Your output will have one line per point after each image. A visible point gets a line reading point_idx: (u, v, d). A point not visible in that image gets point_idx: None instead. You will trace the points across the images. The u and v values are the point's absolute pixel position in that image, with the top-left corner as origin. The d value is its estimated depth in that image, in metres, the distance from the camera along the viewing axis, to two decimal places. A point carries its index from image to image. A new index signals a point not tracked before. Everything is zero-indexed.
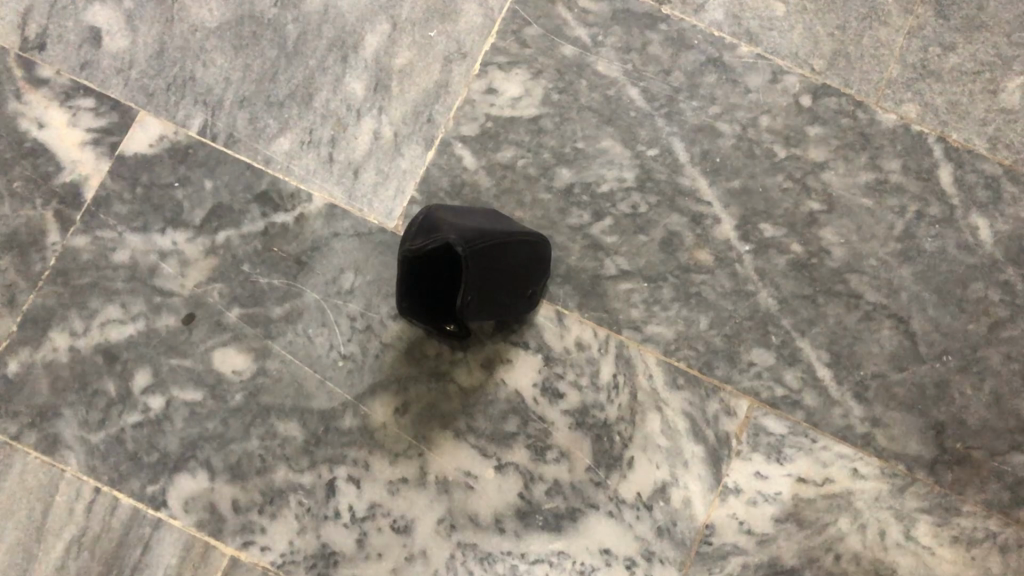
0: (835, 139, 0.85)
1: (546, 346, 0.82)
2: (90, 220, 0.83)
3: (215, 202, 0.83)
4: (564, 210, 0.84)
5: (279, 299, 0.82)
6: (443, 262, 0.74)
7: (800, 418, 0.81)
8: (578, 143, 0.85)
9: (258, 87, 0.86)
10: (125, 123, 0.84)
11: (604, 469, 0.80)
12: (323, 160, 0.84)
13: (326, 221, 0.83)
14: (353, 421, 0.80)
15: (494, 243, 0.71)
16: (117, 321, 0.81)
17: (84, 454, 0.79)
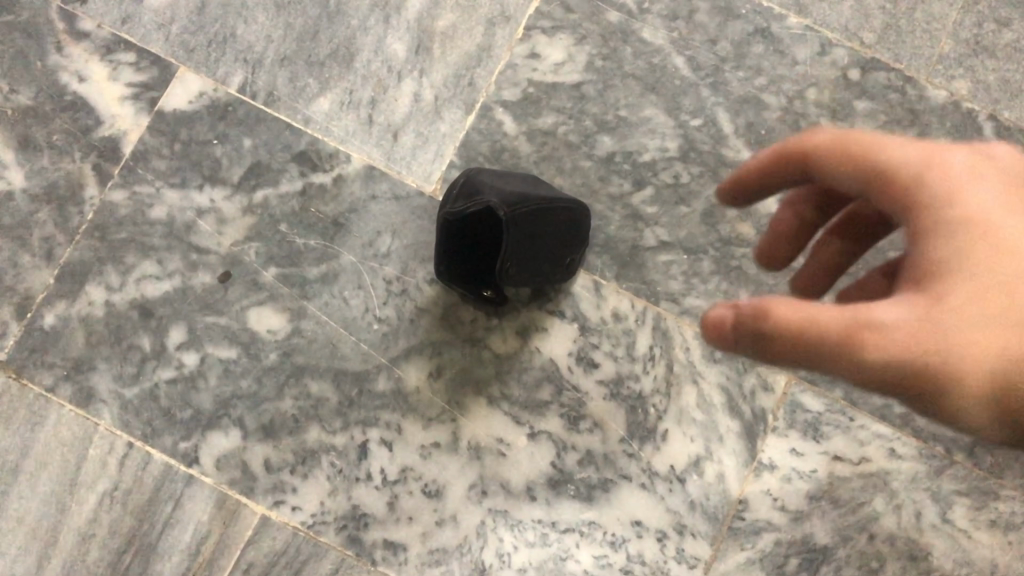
0: (882, 115, 0.83)
1: (582, 316, 0.81)
2: (129, 175, 0.83)
3: (254, 160, 0.83)
4: (605, 178, 0.83)
5: (316, 259, 0.81)
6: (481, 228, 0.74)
7: (839, 395, 0.80)
8: (620, 110, 0.84)
9: (299, 46, 0.85)
10: (166, 79, 0.84)
11: (637, 441, 0.79)
12: (362, 121, 0.84)
13: (363, 182, 0.83)
14: (387, 384, 0.80)
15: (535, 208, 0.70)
16: (153, 277, 0.81)
17: (118, 408, 0.79)
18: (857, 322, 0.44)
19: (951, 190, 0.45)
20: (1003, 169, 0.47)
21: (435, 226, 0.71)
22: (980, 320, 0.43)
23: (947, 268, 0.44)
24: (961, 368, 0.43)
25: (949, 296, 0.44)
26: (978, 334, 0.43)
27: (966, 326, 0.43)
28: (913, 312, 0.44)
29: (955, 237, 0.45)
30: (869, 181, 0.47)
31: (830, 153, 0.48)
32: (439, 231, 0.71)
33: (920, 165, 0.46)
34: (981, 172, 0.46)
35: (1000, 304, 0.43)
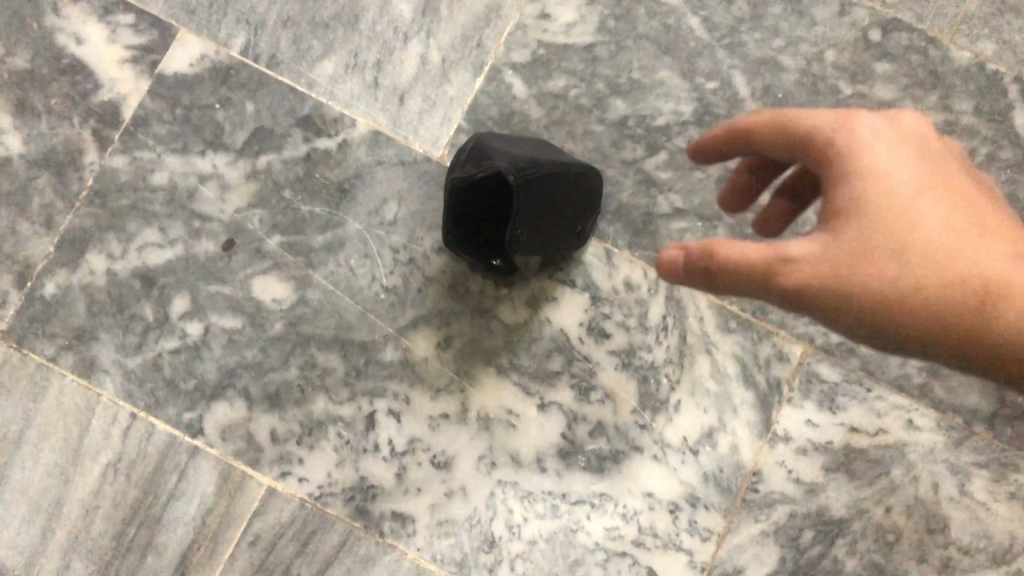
0: (904, 77, 0.81)
1: (593, 285, 0.79)
2: (129, 140, 0.81)
3: (257, 125, 0.81)
4: (618, 143, 0.81)
5: (321, 227, 0.80)
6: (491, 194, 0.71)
7: (856, 365, 0.78)
8: (634, 73, 0.81)
9: (302, 7, 0.82)
10: (166, 42, 0.82)
11: (649, 412, 0.77)
12: (368, 84, 0.82)
13: (369, 148, 0.81)
14: (394, 354, 0.78)
15: (546, 173, 0.68)
16: (154, 245, 0.79)
17: (121, 379, 0.78)
18: (772, 256, 0.55)
19: (856, 149, 0.56)
20: (903, 135, 0.57)
21: (445, 191, 0.69)
22: (862, 250, 0.54)
23: (844, 207, 0.55)
24: (855, 288, 0.54)
25: (845, 231, 0.55)
26: (860, 259, 0.54)
27: (852, 255, 0.54)
28: (818, 245, 0.55)
29: (853, 184, 0.55)
30: (798, 147, 0.58)
31: (762, 129, 0.59)
32: (448, 197, 0.69)
33: (837, 129, 0.56)
34: (883, 134, 0.56)
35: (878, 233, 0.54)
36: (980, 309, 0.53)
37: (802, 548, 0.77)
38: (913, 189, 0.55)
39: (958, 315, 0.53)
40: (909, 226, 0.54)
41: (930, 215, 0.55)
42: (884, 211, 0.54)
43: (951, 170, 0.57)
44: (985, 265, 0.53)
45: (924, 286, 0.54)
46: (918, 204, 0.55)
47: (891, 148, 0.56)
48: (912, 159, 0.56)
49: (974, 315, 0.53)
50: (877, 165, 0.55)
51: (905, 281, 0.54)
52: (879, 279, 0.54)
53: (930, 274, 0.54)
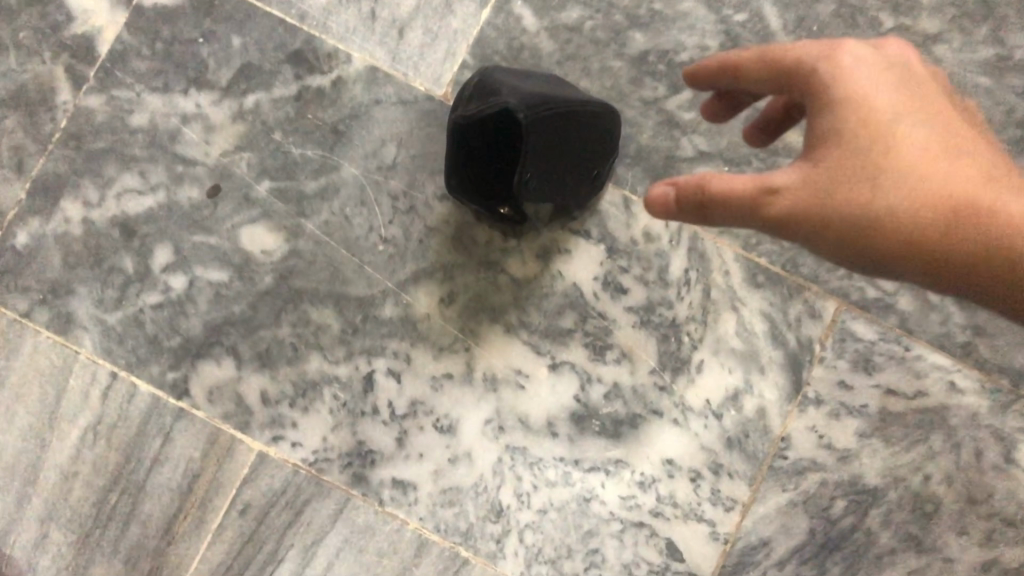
0: (951, 8, 0.74)
1: (609, 235, 0.73)
2: (105, 77, 0.74)
3: (244, 60, 0.74)
4: (637, 81, 0.74)
5: (314, 173, 0.74)
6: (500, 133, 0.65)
7: (894, 323, 0.72)
8: (655, 3, 0.75)
9: None
10: None
11: (670, 373, 0.72)
12: (364, 16, 0.75)
13: (366, 86, 0.74)
14: (394, 311, 0.72)
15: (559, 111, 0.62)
16: (134, 191, 0.73)
17: (100, 335, 0.72)
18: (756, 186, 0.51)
19: (842, 77, 0.51)
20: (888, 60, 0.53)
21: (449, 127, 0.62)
22: (847, 178, 0.50)
23: (829, 134, 0.51)
24: (841, 217, 0.50)
25: (830, 159, 0.51)
26: (846, 186, 0.50)
27: (838, 183, 0.50)
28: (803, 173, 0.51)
29: (836, 110, 0.51)
30: (782, 77, 0.53)
31: (749, 59, 0.54)
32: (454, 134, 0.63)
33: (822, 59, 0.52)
34: (868, 59, 0.52)
35: (863, 161, 0.50)
36: (972, 237, 0.49)
37: (833, 519, 0.71)
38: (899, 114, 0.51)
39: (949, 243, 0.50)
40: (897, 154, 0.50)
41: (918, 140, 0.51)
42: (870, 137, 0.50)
43: (940, 96, 0.53)
44: (976, 190, 0.49)
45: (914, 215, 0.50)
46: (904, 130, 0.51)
47: (875, 75, 0.52)
48: (896, 85, 0.52)
49: (967, 243, 0.49)
50: (862, 89, 0.51)
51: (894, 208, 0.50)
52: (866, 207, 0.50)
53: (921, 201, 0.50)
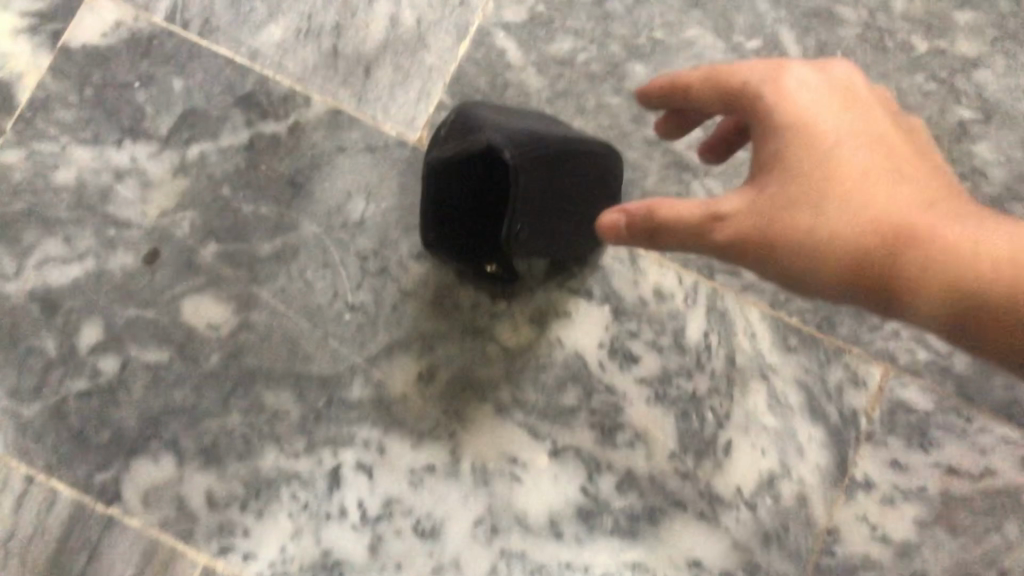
0: (990, 29, 0.66)
1: (614, 296, 0.62)
2: (25, 129, 0.64)
3: (187, 107, 0.65)
4: (639, 119, 0.65)
5: (268, 232, 0.63)
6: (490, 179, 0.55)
7: (950, 390, 0.62)
8: (656, 32, 0.66)
9: None
10: (72, 6, 0.65)
11: (692, 457, 0.61)
12: (325, 53, 0.65)
13: (328, 131, 0.65)
14: (365, 391, 0.61)
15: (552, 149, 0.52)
16: (57, 259, 0.63)
17: (14, 431, 0.60)
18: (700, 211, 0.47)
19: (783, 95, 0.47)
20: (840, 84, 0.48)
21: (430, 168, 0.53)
22: (789, 202, 0.46)
23: (768, 157, 0.47)
24: (782, 245, 0.46)
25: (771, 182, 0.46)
26: (785, 210, 0.46)
27: (777, 207, 0.46)
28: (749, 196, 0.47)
29: (776, 133, 0.47)
30: (727, 100, 0.49)
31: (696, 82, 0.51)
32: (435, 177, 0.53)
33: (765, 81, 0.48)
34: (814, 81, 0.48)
35: (804, 182, 0.46)
36: (914, 262, 0.42)
37: None
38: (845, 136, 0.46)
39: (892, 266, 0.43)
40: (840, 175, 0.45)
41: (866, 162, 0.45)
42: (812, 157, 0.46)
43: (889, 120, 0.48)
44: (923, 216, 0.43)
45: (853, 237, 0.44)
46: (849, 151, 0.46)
47: (822, 96, 0.47)
48: (846, 108, 0.47)
49: (908, 269, 0.43)
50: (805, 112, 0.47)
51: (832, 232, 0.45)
52: (808, 231, 0.45)
53: (861, 223, 0.44)
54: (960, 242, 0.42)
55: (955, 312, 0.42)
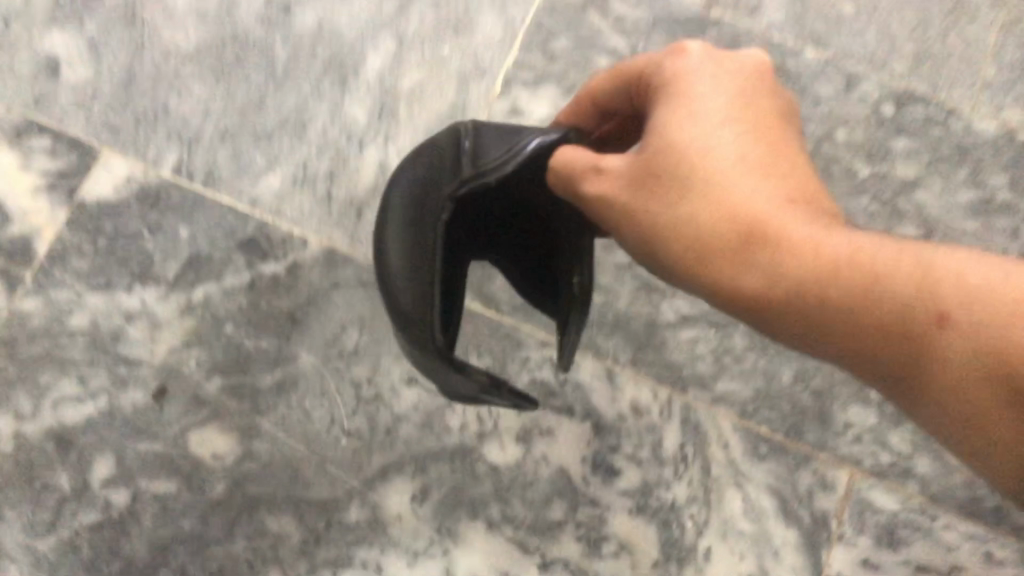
0: (924, 154, 0.73)
1: (594, 412, 0.67)
2: (44, 279, 0.69)
3: (191, 251, 0.70)
4: (609, 244, 0.69)
5: (270, 365, 0.68)
6: (496, 194, 0.55)
7: (914, 490, 0.66)
8: None
9: (242, 118, 0.73)
10: (86, 164, 0.72)
11: (676, 564, 0.64)
12: (320, 198, 0.72)
13: (324, 269, 0.70)
14: (361, 513, 0.65)
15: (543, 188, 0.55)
16: (73, 399, 0.67)
17: (29, 567, 0.64)
18: (583, 168, 0.50)
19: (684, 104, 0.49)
20: (741, 82, 0.51)
21: (443, 202, 0.53)
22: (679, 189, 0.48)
23: (660, 155, 0.49)
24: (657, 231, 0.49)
25: (645, 153, 0.50)
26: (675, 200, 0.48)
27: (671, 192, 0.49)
28: (626, 161, 0.50)
29: (663, 127, 0.49)
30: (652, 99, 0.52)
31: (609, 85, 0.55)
32: (436, 230, 0.52)
33: (671, 84, 0.51)
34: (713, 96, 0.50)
35: (678, 171, 0.49)
36: (784, 276, 0.46)
37: None
38: (723, 129, 0.49)
39: (755, 281, 0.47)
40: (715, 172, 0.48)
41: (738, 155, 0.48)
42: (694, 154, 0.48)
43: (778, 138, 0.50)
44: (776, 222, 0.46)
45: (711, 235, 0.48)
46: (724, 142, 0.48)
47: (724, 119, 0.49)
48: (741, 122, 0.49)
49: (761, 284, 0.47)
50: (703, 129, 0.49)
51: (694, 221, 0.48)
52: (681, 225, 0.48)
53: (726, 223, 0.47)
54: (813, 245, 0.46)
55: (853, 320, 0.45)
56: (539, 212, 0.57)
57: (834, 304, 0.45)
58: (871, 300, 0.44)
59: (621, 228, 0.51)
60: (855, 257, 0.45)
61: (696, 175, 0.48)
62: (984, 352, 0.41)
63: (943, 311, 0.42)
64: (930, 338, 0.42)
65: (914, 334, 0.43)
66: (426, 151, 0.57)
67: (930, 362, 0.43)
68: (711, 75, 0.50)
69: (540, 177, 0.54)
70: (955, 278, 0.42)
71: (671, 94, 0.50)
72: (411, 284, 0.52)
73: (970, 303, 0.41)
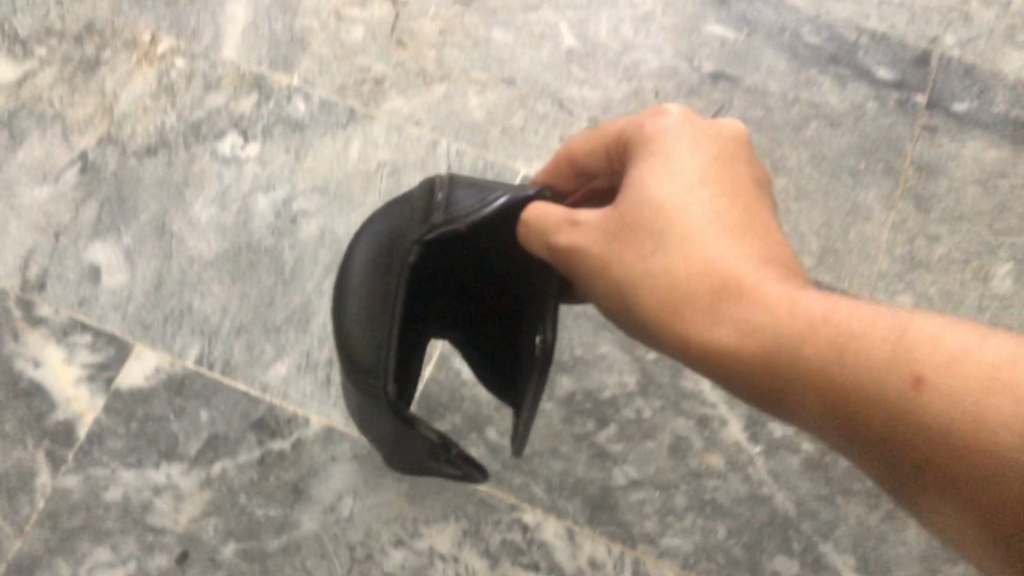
0: None
1: (558, 567, 0.78)
2: (84, 458, 0.81)
3: (210, 431, 0.82)
4: (568, 418, 0.83)
5: (276, 531, 0.79)
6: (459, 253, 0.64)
7: None
8: (576, 350, 0.85)
9: (255, 314, 0.87)
10: (122, 357, 0.85)
11: None
12: (321, 382, 0.84)
13: (323, 444, 0.82)
14: None
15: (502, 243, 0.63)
16: (107, 563, 0.78)
17: None
18: (560, 221, 0.58)
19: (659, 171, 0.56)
20: (710, 153, 0.58)
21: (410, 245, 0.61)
22: (646, 243, 0.55)
23: (634, 215, 0.56)
24: (632, 283, 0.55)
25: (617, 212, 0.57)
26: (643, 254, 0.55)
27: (638, 244, 0.55)
28: (599, 219, 0.58)
29: (636, 191, 0.56)
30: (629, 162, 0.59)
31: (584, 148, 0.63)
32: (401, 273, 0.61)
33: (648, 152, 0.58)
34: (688, 164, 0.56)
35: (648, 226, 0.55)
36: (759, 331, 0.50)
37: None
38: (693, 194, 0.55)
39: (726, 334, 0.51)
40: (687, 231, 0.54)
41: (703, 215, 0.54)
42: (668, 216, 0.55)
43: (744, 203, 0.56)
44: (744, 276, 0.51)
45: (680, 285, 0.53)
46: (691, 205, 0.55)
47: (695, 184, 0.56)
48: (711, 188, 0.56)
49: (738, 343, 0.51)
50: (673, 193, 0.55)
51: (665, 272, 0.54)
52: (651, 274, 0.54)
53: (699, 278, 0.52)
54: (787, 303, 0.50)
55: (829, 380, 0.48)
56: (491, 273, 0.67)
57: (803, 357, 0.49)
58: (846, 358, 0.48)
59: (594, 276, 0.58)
60: (819, 311, 0.49)
61: (667, 231, 0.54)
62: (954, 410, 0.44)
63: (917, 373, 0.45)
64: (910, 404, 0.45)
65: (901, 395, 0.45)
66: (398, 206, 0.67)
67: (909, 428, 0.45)
68: (690, 148, 0.57)
69: (496, 233, 0.62)
70: (941, 353, 0.45)
71: (647, 163, 0.57)
72: (371, 327, 0.62)
73: (945, 368, 0.45)
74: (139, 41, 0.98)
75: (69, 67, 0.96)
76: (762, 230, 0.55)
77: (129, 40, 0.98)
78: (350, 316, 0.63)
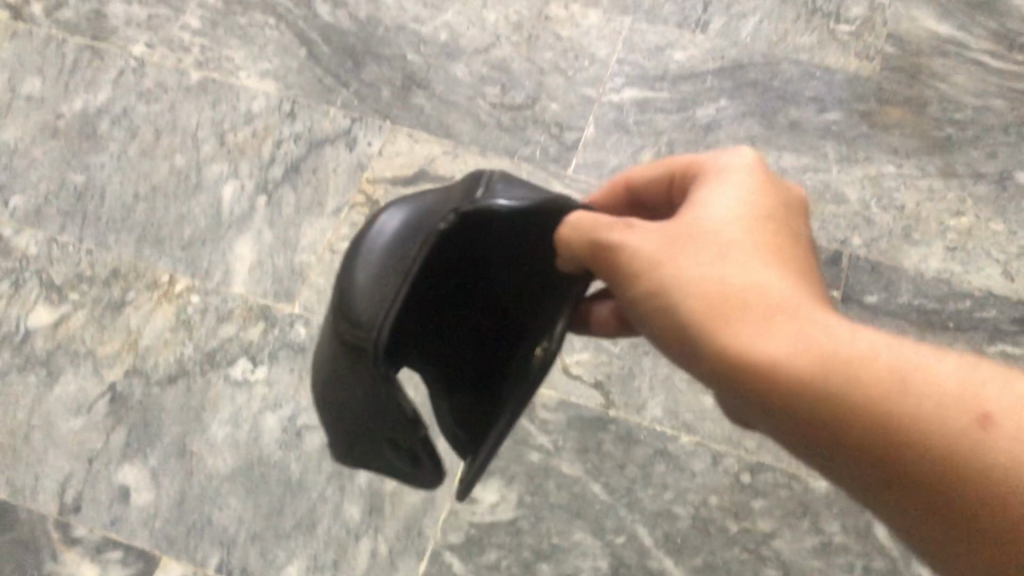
0: (777, 510, 0.99)
1: None
2: None
3: None
4: None
5: None
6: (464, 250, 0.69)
7: None
8: (553, 538, 0.98)
9: (268, 522, 1.00)
10: (150, 569, 0.98)
11: None
12: None
13: None
14: None
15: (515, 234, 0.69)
16: None
17: None
18: (614, 223, 0.66)
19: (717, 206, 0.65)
20: (769, 197, 0.66)
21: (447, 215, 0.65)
22: (699, 253, 0.62)
23: (692, 233, 0.63)
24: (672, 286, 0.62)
25: (677, 224, 0.64)
26: (695, 264, 0.61)
27: (685, 250, 0.62)
28: (653, 232, 0.64)
29: (710, 217, 0.64)
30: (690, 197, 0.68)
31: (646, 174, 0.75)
32: (428, 240, 0.65)
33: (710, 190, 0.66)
34: (745, 200, 0.65)
35: (702, 242, 0.62)
36: (817, 345, 0.56)
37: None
38: (748, 227, 0.63)
39: (778, 341, 0.57)
40: (740, 252, 0.61)
41: (753, 242, 0.62)
42: (725, 239, 0.62)
43: (791, 242, 0.64)
44: (795, 299, 0.58)
45: (730, 292, 0.59)
46: (741, 233, 0.62)
47: (750, 218, 0.63)
48: (765, 226, 0.63)
49: (792, 348, 0.56)
50: (732, 225, 0.63)
51: (715, 281, 0.60)
52: (699, 279, 0.61)
53: (752, 291, 0.59)
54: (848, 331, 0.57)
55: (873, 380, 0.55)
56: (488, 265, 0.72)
57: (862, 365, 0.55)
58: (900, 376, 0.55)
59: (634, 276, 0.64)
60: (878, 341, 0.56)
61: (722, 250, 0.61)
62: (998, 456, 0.51)
63: (974, 413, 0.53)
64: (978, 437, 0.52)
65: (954, 423, 0.53)
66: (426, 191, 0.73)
67: (958, 459, 0.52)
68: (749, 190, 0.66)
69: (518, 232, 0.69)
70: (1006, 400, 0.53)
71: (707, 200, 0.65)
72: (381, 292, 0.64)
73: (1000, 415, 0.52)
74: (159, 282, 1.13)
75: (99, 307, 1.11)
76: (805, 266, 0.63)
77: (150, 281, 1.13)
78: (359, 277, 0.65)
